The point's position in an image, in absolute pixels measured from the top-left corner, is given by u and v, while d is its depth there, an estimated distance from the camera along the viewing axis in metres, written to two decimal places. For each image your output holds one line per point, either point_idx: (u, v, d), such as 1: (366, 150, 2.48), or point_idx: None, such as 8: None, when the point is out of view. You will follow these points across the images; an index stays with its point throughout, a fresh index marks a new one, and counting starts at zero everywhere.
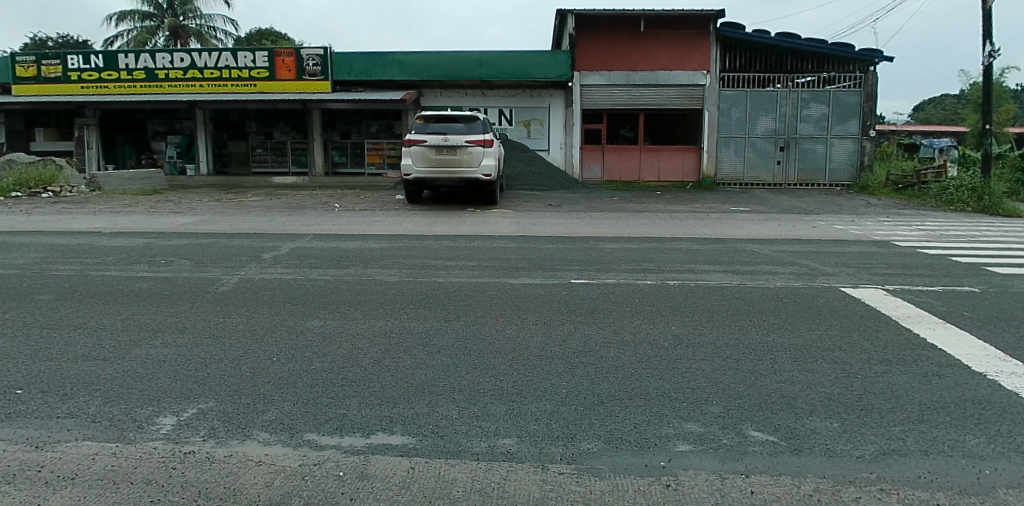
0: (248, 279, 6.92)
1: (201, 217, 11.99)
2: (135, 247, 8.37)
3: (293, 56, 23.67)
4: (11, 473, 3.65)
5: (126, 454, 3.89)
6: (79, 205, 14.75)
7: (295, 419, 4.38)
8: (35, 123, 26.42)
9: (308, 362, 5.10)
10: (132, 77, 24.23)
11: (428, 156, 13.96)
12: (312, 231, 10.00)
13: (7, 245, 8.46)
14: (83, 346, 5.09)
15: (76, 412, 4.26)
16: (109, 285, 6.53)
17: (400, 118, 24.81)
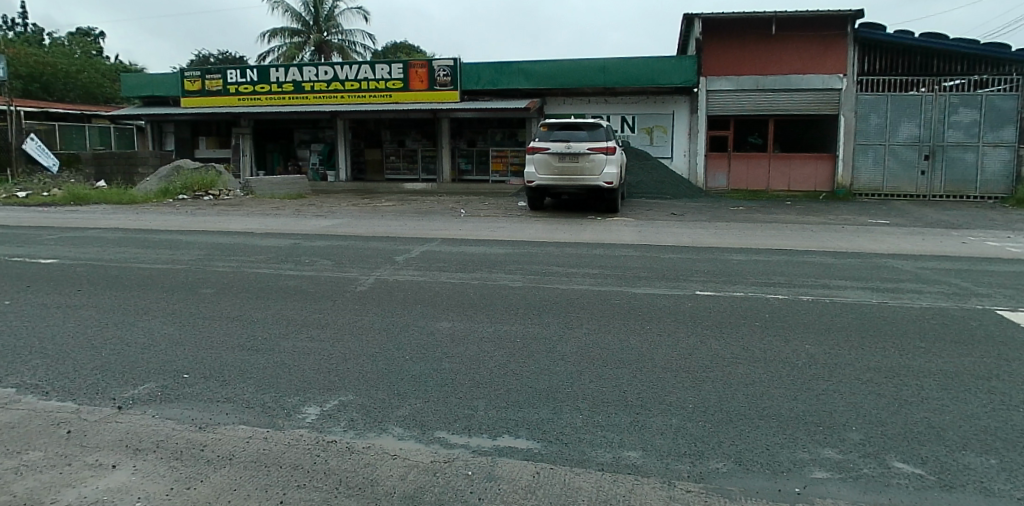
0: (383, 280, 7.25)
1: (340, 220, 12.74)
2: (283, 247, 8.99)
3: (425, 67, 24.74)
4: (179, 450, 4.01)
5: (276, 439, 4.17)
6: (234, 208, 16.11)
7: (425, 416, 4.50)
8: (199, 132, 29.10)
9: (438, 361, 5.25)
10: (281, 89, 26.20)
11: (551, 164, 14.09)
12: (439, 235, 10.34)
13: (176, 243, 9.37)
14: (238, 336, 5.52)
15: (233, 397, 4.61)
16: (261, 281, 7.06)
17: (523, 125, 25.19)
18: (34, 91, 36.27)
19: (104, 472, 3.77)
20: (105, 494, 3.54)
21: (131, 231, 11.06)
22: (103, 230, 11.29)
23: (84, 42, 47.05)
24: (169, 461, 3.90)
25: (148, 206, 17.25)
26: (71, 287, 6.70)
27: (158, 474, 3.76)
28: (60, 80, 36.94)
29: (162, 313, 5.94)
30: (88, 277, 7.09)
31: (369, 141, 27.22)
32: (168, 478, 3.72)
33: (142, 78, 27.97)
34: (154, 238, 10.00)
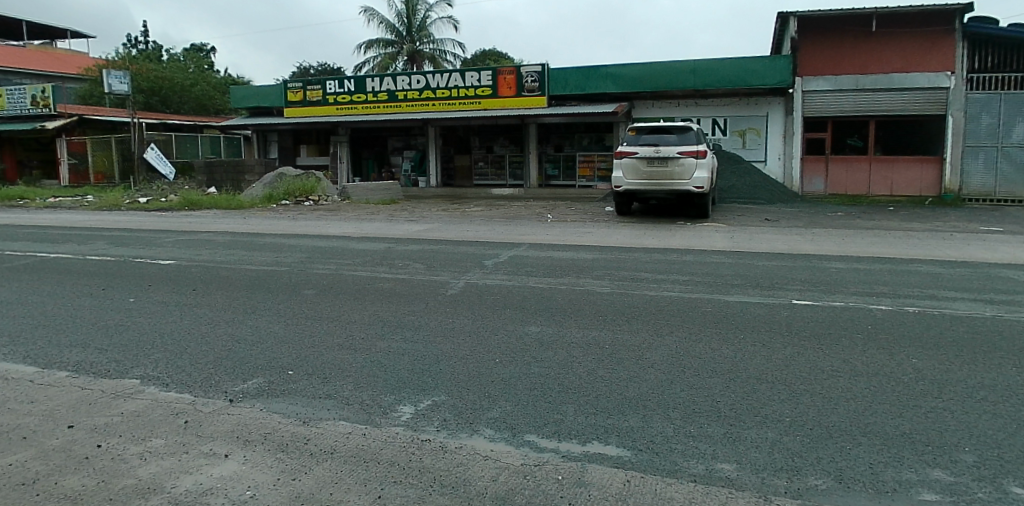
0: (473, 283, 7.39)
1: (431, 225, 13.07)
2: (378, 250, 9.33)
3: (514, 73, 25.00)
4: (285, 443, 4.22)
5: (374, 436, 4.31)
6: (333, 213, 16.86)
7: (516, 419, 4.55)
8: (301, 140, 30.65)
9: (527, 365, 5.29)
10: (377, 98, 27.24)
11: (640, 168, 13.95)
12: (527, 240, 10.44)
13: (281, 246, 9.90)
14: (338, 336, 5.76)
15: (333, 394, 4.82)
16: (358, 283, 7.35)
17: (612, 130, 25.22)
18: (155, 105, 39.00)
19: (218, 461, 4.02)
20: (218, 482, 3.78)
21: (238, 235, 11.73)
22: (216, 233, 12.07)
23: (197, 57, 50.40)
24: (276, 452, 4.11)
25: (252, 211, 18.29)
26: (186, 287, 7.17)
27: (266, 464, 3.98)
28: (177, 94, 39.35)
29: (268, 312, 6.27)
30: (202, 278, 7.60)
31: (458, 147, 28.05)
32: (274, 469, 3.93)
33: (250, 90, 29.58)
34: (261, 241, 10.59)
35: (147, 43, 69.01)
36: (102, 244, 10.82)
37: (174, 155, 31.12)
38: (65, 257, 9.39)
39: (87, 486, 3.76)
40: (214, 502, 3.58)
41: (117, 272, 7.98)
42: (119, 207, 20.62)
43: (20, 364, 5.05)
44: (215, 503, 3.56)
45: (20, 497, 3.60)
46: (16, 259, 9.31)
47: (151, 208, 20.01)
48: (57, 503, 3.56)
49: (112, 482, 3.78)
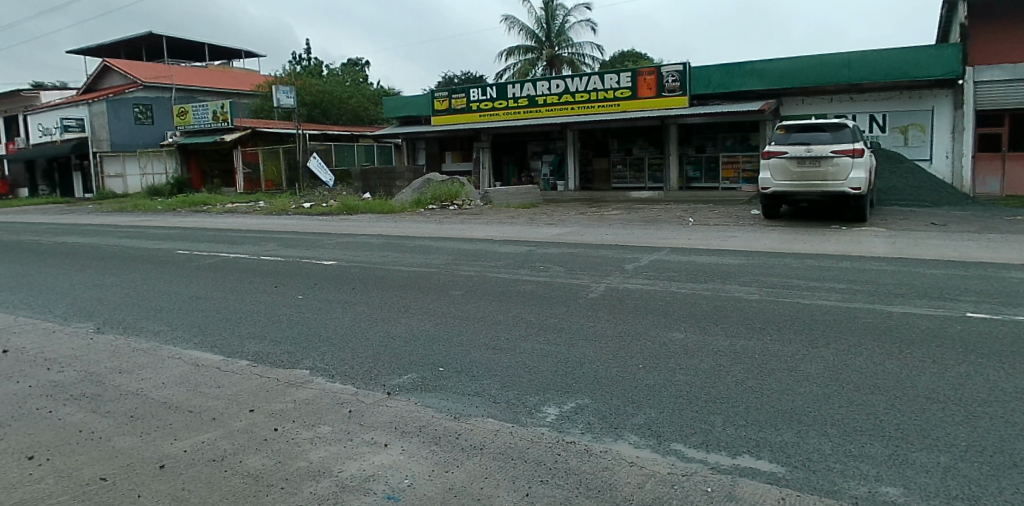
0: (614, 287, 7.38)
1: (570, 229, 13.21)
2: (519, 253, 9.58)
3: (654, 74, 24.87)
4: (438, 436, 4.44)
5: (521, 435, 4.42)
6: (476, 216, 17.53)
7: (661, 426, 4.47)
8: (446, 147, 32.07)
9: (672, 372, 5.21)
10: (516, 104, 27.98)
11: (789, 169, 13.31)
12: (669, 244, 10.28)
13: (428, 248, 10.45)
14: (486, 335, 5.96)
15: (482, 392, 5.00)
16: (501, 285, 7.58)
17: (757, 129, 24.17)
18: (316, 116, 41.89)
19: (377, 449, 4.31)
20: (378, 469, 4.05)
21: (390, 237, 12.45)
22: (371, 235, 12.91)
23: (352, 70, 54.02)
24: (430, 445, 4.33)
25: (400, 216, 19.40)
26: (346, 286, 7.73)
27: (421, 456, 4.21)
28: (336, 106, 42.33)
29: (418, 311, 6.61)
30: (358, 277, 8.16)
31: (597, 150, 28.12)
32: (430, 460, 4.15)
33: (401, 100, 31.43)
34: (411, 244, 11.17)
35: (308, 60, 74.93)
36: (274, 246, 11.91)
37: (332, 163, 33.46)
38: (245, 257, 10.42)
39: (267, 465, 4.18)
40: (376, 487, 3.85)
41: (286, 271, 8.77)
42: (286, 211, 22.73)
43: (207, 353, 5.69)
44: (377, 489, 3.83)
45: (212, 472, 4.07)
46: (204, 259, 10.49)
47: (315, 212, 21.75)
48: (243, 479, 4.00)
49: (286, 464, 4.17)
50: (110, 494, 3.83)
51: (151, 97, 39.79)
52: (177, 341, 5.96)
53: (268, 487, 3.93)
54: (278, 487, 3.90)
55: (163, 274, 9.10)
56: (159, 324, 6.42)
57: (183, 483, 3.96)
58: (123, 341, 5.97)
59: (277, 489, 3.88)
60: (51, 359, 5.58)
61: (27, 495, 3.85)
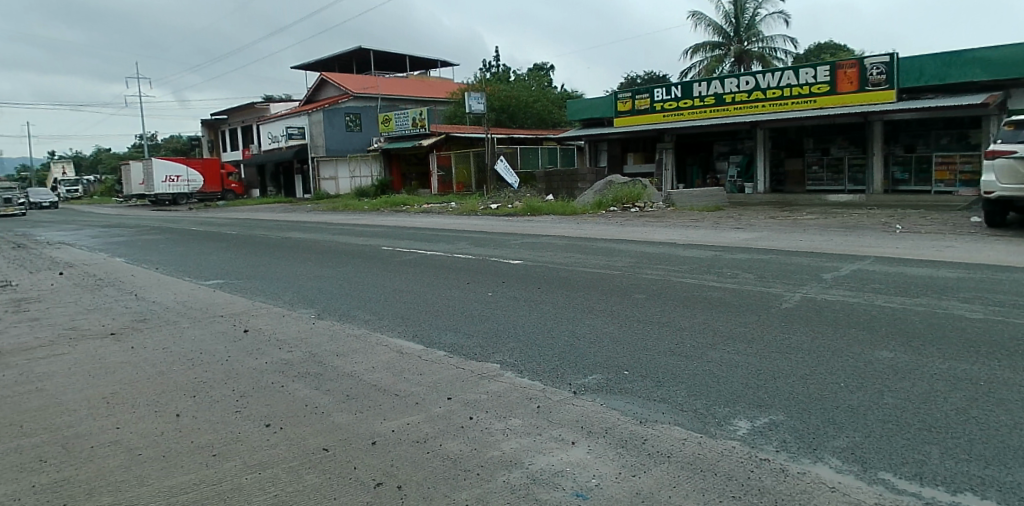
0: (810, 297, 7.01)
1: (757, 233, 12.70)
2: (705, 258, 9.40)
3: (856, 66, 23.22)
4: (625, 439, 4.48)
5: (709, 446, 4.31)
6: (659, 219, 17.49)
7: (867, 452, 4.10)
8: (628, 148, 31.98)
9: (878, 394, 4.82)
10: (704, 103, 27.05)
11: (1020, 170, 11.68)
12: (873, 253, 9.51)
13: (612, 250, 10.61)
14: (672, 341, 5.95)
15: (668, 399, 4.98)
16: (688, 289, 7.51)
17: (979, 126, 21.73)
18: (502, 120, 43.78)
19: (565, 446, 4.45)
20: (567, 466, 4.18)
21: (572, 239, 12.79)
22: (554, 237, 13.33)
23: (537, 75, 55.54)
24: (617, 447, 4.38)
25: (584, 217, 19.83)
26: (532, 284, 8.06)
27: (608, 457, 4.26)
28: (522, 110, 43.88)
29: (603, 313, 6.74)
30: (544, 276, 8.49)
31: (790, 150, 26.59)
32: (617, 463, 4.18)
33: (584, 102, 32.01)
34: (592, 245, 11.37)
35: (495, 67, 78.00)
36: (467, 244, 12.70)
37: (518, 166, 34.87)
38: (439, 254, 11.23)
39: (465, 451, 4.49)
40: (565, 484, 3.96)
41: (477, 268, 9.36)
42: (476, 212, 24.12)
43: (407, 341, 6.23)
44: (567, 485, 3.94)
45: (416, 453, 4.45)
46: (403, 255, 11.49)
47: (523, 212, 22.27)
48: (443, 462, 4.33)
49: (482, 451, 4.45)
50: (332, 464, 4.35)
51: (359, 107, 44.53)
52: (381, 329, 6.60)
53: (465, 471, 4.22)
54: (474, 473, 4.17)
55: (371, 267, 10.14)
56: (367, 313, 7.14)
57: (392, 461, 4.37)
58: (337, 326, 6.73)
59: (473, 475, 4.15)
60: (283, 339, 6.44)
61: (267, 458, 4.48)
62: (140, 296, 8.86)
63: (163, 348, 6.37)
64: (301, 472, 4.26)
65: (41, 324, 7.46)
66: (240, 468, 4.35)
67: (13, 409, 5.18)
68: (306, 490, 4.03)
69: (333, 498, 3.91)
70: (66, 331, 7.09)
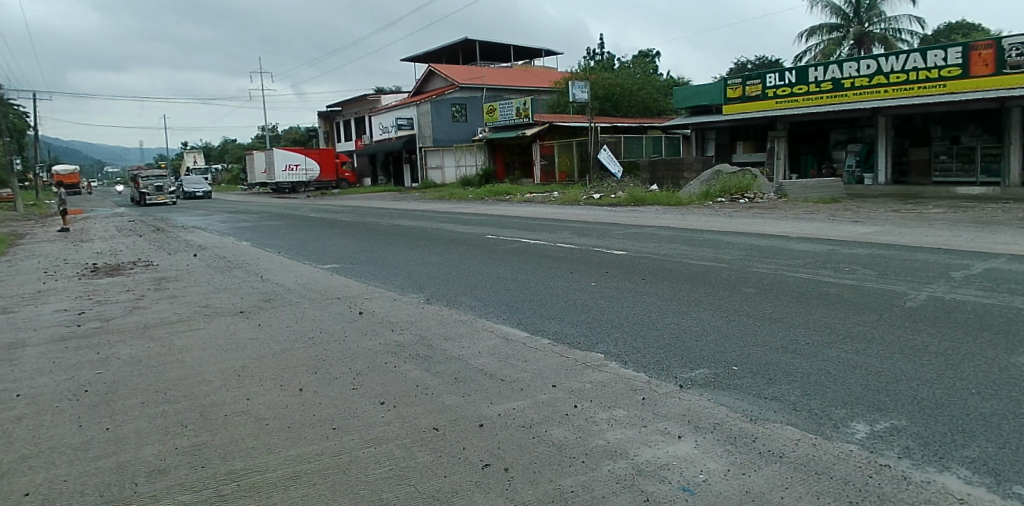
0: (937, 297, 6.61)
1: (877, 227, 12.03)
2: (819, 252, 9.04)
3: (993, 47, 21.44)
4: (733, 437, 4.38)
5: (824, 448, 4.11)
6: (770, 211, 16.96)
7: (1003, 464, 3.76)
8: (737, 137, 31.27)
9: (1016, 403, 4.44)
10: (820, 88, 25.82)
11: None
12: (1009, 250, 8.80)
13: (718, 242, 10.41)
14: (784, 338, 5.81)
15: (780, 397, 4.84)
16: (801, 285, 7.26)
17: None
18: (606, 109, 43.22)
19: (670, 440, 4.41)
20: (674, 460, 4.13)
21: (678, 230, 12.66)
22: (658, 228, 13.22)
23: (643, 62, 54.21)
24: (725, 444, 4.29)
25: (688, 208, 19.50)
26: (637, 276, 8.08)
27: (717, 453, 4.17)
28: (626, 98, 43.17)
29: (710, 306, 6.67)
30: (649, 268, 8.48)
31: (915, 139, 25.22)
32: (726, 459, 4.09)
33: (694, 89, 31.77)
34: (699, 237, 11.18)
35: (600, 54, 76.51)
36: (569, 234, 12.83)
37: (621, 155, 34.77)
38: (543, 243, 11.42)
39: (569, 438, 4.55)
40: (672, 477, 3.92)
41: (581, 258, 9.48)
42: (578, 202, 24.30)
43: (513, 328, 6.41)
44: (673, 478, 3.90)
45: (522, 437, 4.56)
46: (508, 243, 11.76)
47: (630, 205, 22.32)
48: (548, 448, 4.41)
49: (587, 440, 4.49)
50: (442, 444, 4.53)
51: (465, 97, 45.51)
52: (487, 316, 6.83)
53: (570, 458, 4.28)
54: (579, 461, 4.22)
55: (476, 255, 10.50)
56: (474, 300, 7.41)
57: (499, 444, 4.50)
58: (445, 312, 7.03)
59: (578, 462, 4.20)
60: (395, 322, 6.80)
61: (381, 433, 4.73)
62: (265, 278, 9.62)
63: (287, 327, 6.87)
64: (414, 450, 4.47)
65: (183, 302, 8.28)
66: (356, 442, 4.62)
67: (160, 377, 5.76)
68: (417, 467, 4.23)
69: (444, 476, 4.09)
70: (203, 309, 7.81)
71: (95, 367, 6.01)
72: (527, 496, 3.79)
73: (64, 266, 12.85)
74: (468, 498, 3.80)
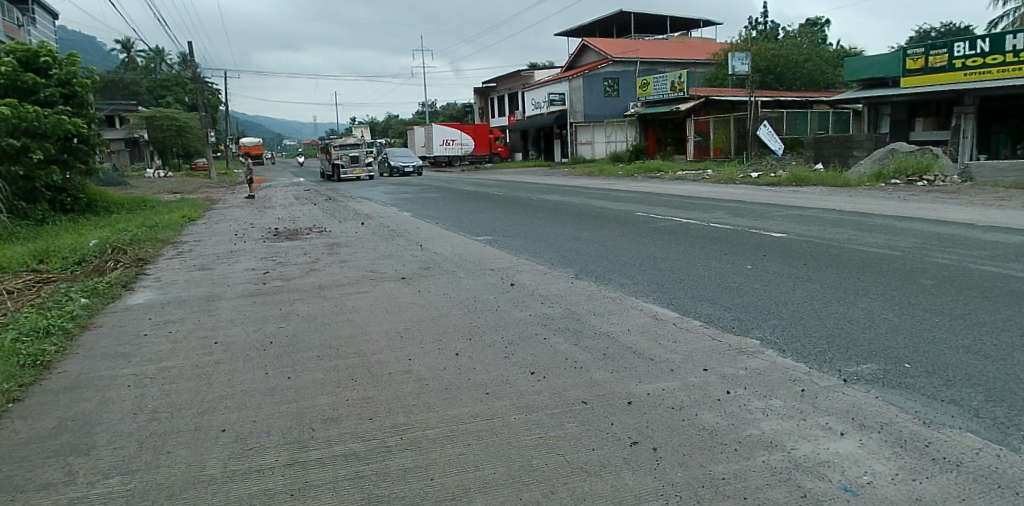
0: None
1: None
2: (1011, 244, 8.09)
3: None
4: (902, 439, 4.03)
5: (1012, 461, 3.68)
6: (952, 195, 15.38)
7: None
8: (917, 113, 28.85)
9: None
10: (1019, 59, 23.00)
11: None
12: None
13: (889, 228, 9.62)
14: (967, 337, 5.28)
15: (959, 401, 4.40)
16: (990, 280, 6.54)
17: None
18: (769, 82, 41.00)
19: (830, 435, 4.14)
20: (835, 457, 3.86)
21: (844, 213, 11.85)
22: (823, 210, 12.38)
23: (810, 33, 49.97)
24: (893, 446, 3.95)
25: (855, 190, 18.09)
26: (798, 260, 7.74)
27: (883, 455, 3.86)
28: (790, 71, 40.70)
29: (880, 296, 6.25)
30: (810, 254, 8.06)
31: None
32: (893, 462, 3.77)
33: (875, 59, 29.54)
34: (871, 222, 10.37)
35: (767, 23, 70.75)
36: (724, 213, 12.38)
37: (783, 132, 33.14)
38: (695, 222, 11.18)
39: (721, 424, 4.40)
40: (832, 475, 3.68)
41: (736, 240, 9.21)
42: (733, 181, 23.48)
43: (664, 308, 6.41)
44: (832, 477, 3.66)
45: (672, 418, 4.48)
46: (659, 222, 11.57)
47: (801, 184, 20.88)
48: (699, 432, 4.30)
49: (740, 428, 4.32)
50: (591, 417, 4.58)
51: (618, 71, 44.87)
52: (637, 294, 6.87)
53: (722, 445, 4.14)
54: (731, 447, 4.08)
55: (624, 233, 10.50)
56: (623, 278, 7.51)
57: (648, 422, 4.46)
58: (595, 288, 7.16)
59: (730, 449, 4.06)
60: (546, 295, 7.02)
61: (531, 402, 4.87)
62: (423, 247, 10.23)
63: (444, 295, 7.28)
64: (563, 421, 4.55)
65: (351, 267, 9.01)
66: (507, 408, 4.79)
67: (332, 334, 6.32)
68: (567, 438, 4.31)
69: (593, 449, 4.13)
70: (369, 274, 8.49)
71: (278, 321, 6.75)
72: (677, 479, 3.72)
73: (251, 229, 14.37)
74: (617, 473, 3.81)
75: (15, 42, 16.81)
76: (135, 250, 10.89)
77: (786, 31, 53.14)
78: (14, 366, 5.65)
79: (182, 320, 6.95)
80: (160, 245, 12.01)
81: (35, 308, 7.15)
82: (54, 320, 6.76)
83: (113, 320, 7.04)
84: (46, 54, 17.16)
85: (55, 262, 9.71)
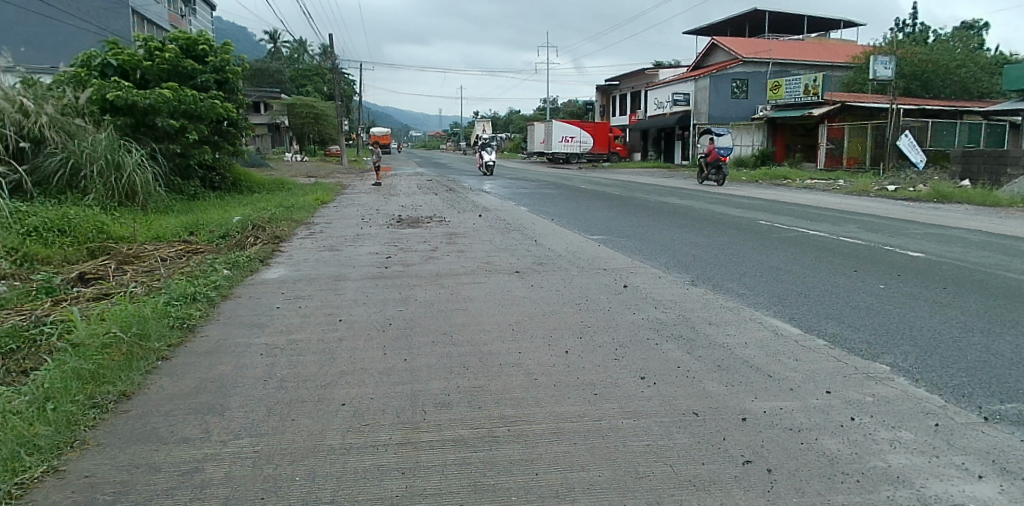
0: None
1: None
2: None
3: None
4: None
5: None
6: None
7: None
8: None
9: None
10: None
11: None
12: None
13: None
14: None
15: None
16: None
17: None
18: (914, 89, 38.09)
19: (965, 478, 3.69)
20: (971, 500, 3.44)
21: (994, 235, 10.96)
22: (967, 231, 11.48)
23: (967, 36, 45.78)
24: None
25: (1010, 211, 16.62)
26: (937, 283, 7.30)
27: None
28: (940, 77, 37.62)
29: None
30: (949, 277, 7.54)
31: None
32: None
33: None
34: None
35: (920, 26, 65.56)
36: (854, 227, 11.79)
37: (926, 143, 30.77)
38: (824, 235, 10.70)
39: (843, 452, 4.08)
40: None
41: (868, 256, 8.78)
42: (868, 193, 22.23)
43: (785, 323, 6.29)
44: None
45: (788, 440, 4.21)
46: (782, 232, 11.17)
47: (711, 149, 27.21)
48: (817, 457, 3.99)
49: (862, 457, 3.98)
50: (702, 429, 4.41)
51: (748, 72, 42.86)
52: (755, 307, 6.80)
53: (840, 474, 3.81)
54: (852, 478, 3.74)
55: (746, 242, 10.28)
56: (742, 288, 7.45)
57: (762, 442, 4.20)
58: (711, 296, 7.17)
59: (851, 480, 3.72)
60: (659, 300, 7.08)
61: (639, 407, 4.78)
62: (538, 243, 10.38)
63: (557, 291, 7.48)
64: (673, 431, 4.40)
65: (468, 257, 9.28)
66: (615, 412, 4.72)
67: (448, 322, 6.58)
68: (676, 448, 4.16)
69: (701, 463, 3.96)
70: (485, 265, 8.75)
71: (399, 304, 7.11)
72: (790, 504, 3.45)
73: (376, 215, 15.08)
74: (726, 491, 3.62)
75: (178, 30, 18.22)
76: (272, 228, 11.68)
77: (940, 35, 48.75)
78: (166, 327, 6.26)
79: (311, 296, 7.44)
80: (294, 225, 12.81)
81: (185, 276, 7.88)
82: (200, 288, 7.41)
83: (249, 292, 7.64)
84: (204, 42, 18.57)
85: (204, 235, 10.67)
